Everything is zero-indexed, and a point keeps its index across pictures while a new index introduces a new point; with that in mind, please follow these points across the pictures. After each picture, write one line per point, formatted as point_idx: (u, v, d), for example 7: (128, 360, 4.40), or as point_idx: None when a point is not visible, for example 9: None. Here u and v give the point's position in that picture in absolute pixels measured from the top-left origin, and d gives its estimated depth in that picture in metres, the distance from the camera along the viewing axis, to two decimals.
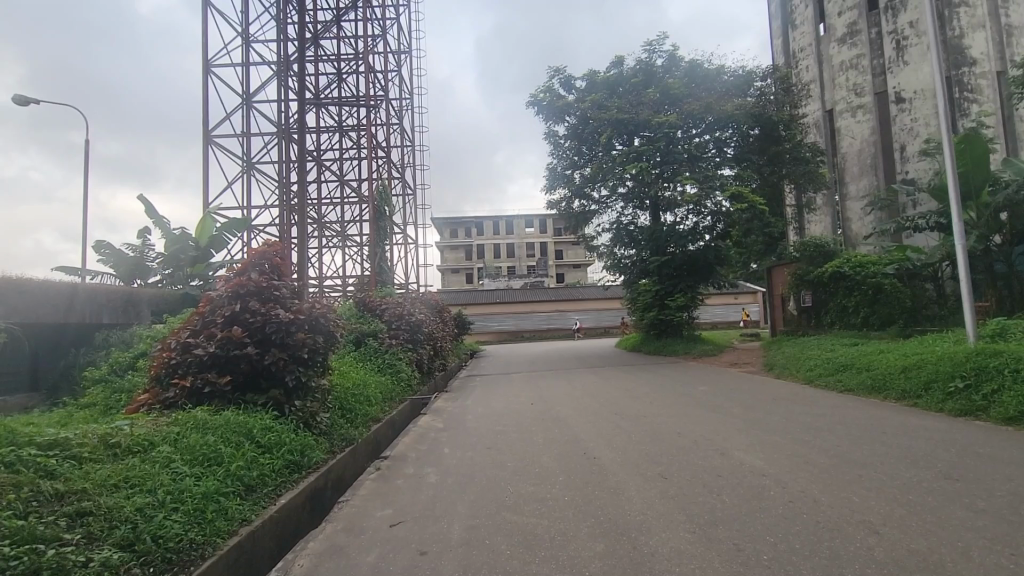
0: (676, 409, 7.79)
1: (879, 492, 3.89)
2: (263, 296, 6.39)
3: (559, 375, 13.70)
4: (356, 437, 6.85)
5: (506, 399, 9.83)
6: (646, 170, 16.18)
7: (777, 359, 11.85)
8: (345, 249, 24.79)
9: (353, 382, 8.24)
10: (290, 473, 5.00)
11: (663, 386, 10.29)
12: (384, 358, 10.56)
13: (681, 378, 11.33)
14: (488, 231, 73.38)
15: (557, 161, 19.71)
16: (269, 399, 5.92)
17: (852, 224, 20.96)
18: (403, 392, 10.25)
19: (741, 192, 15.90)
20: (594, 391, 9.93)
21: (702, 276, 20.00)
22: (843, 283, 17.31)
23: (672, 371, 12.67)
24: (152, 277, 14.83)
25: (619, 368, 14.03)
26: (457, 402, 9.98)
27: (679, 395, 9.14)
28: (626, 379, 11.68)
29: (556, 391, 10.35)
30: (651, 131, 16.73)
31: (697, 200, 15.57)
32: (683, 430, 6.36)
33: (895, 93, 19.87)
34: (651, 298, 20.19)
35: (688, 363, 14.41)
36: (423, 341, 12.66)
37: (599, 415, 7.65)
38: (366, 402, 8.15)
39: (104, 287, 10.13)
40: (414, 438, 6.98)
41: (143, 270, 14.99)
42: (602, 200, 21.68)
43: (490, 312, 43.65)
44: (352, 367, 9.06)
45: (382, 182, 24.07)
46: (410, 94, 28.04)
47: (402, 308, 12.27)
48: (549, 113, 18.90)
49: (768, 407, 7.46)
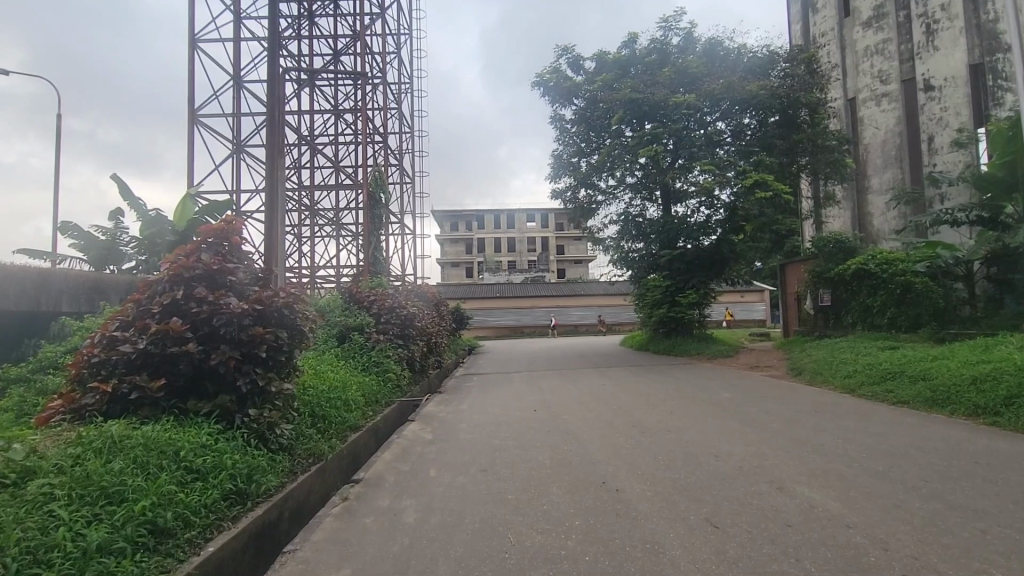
0: (703, 420, 6.70)
1: (1021, 566, 2.83)
2: (214, 282, 5.31)
3: (564, 375, 12.60)
4: (327, 451, 5.75)
5: (504, 404, 8.74)
6: (659, 155, 14.95)
7: (805, 363, 10.79)
8: (339, 239, 23.66)
9: (330, 384, 7.15)
10: (229, 507, 3.91)
11: (682, 391, 9.18)
12: (370, 358, 9.43)
13: (699, 382, 10.24)
14: (490, 225, 72.13)
15: (563, 148, 18.66)
16: (215, 407, 4.83)
17: (874, 220, 19.82)
18: (390, 394, 9.17)
19: (765, 180, 14.33)
20: (605, 397, 8.85)
21: (715, 272, 18.86)
22: (868, 281, 16.23)
23: (687, 374, 11.58)
24: (126, 264, 13.68)
25: (628, 370, 12.93)
26: (451, 406, 8.91)
27: (702, 402, 8.05)
28: (638, 382, 10.58)
29: (561, 396, 9.26)
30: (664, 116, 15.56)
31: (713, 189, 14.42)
32: (720, 450, 5.29)
33: (923, 81, 18.66)
34: (661, 295, 19.00)
35: (702, 364, 13.34)
36: (416, 337, 11.56)
37: (615, 427, 6.55)
38: (344, 408, 7.07)
39: (71, 271, 9.09)
40: (396, 454, 5.88)
41: (117, 255, 13.84)
42: (609, 191, 20.58)
43: (490, 307, 42.54)
44: (331, 366, 7.98)
45: (377, 168, 22.87)
46: (409, 77, 26.92)
47: (393, 300, 11.17)
48: (557, 95, 17.78)
49: (812, 422, 6.38)
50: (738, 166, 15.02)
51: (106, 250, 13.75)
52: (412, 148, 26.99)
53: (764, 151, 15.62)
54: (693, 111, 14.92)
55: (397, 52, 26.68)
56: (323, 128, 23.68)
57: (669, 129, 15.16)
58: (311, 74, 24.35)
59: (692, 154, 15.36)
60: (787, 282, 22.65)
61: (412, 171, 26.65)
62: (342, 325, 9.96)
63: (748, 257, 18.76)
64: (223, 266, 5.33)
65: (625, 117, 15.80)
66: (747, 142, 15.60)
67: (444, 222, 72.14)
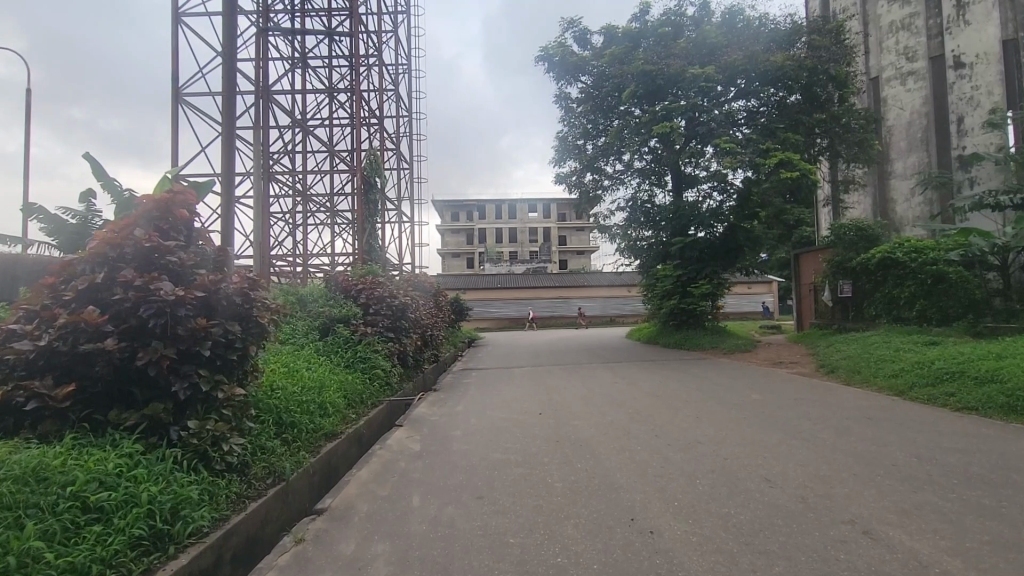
0: (740, 430, 5.71)
1: None
2: (147, 262, 4.31)
3: (569, 371, 11.61)
4: (292, 467, 4.77)
5: (505, 405, 7.79)
6: (676, 132, 13.84)
7: (837, 359, 9.83)
8: (333, 226, 22.61)
9: (302, 385, 6.16)
10: (138, 558, 2.95)
11: (703, 391, 8.20)
12: (355, 354, 8.45)
13: (720, 380, 9.26)
14: (491, 214, 70.92)
15: (568, 130, 17.69)
16: (143, 418, 3.88)
17: (896, 207, 18.74)
18: (378, 394, 8.19)
19: (790, 157, 13.00)
20: (619, 398, 7.85)
21: (728, 261, 17.74)
22: (895, 271, 15.27)
23: (704, 371, 10.62)
24: None
25: (638, 365, 11.97)
26: (446, 408, 7.95)
27: (729, 406, 7.07)
28: (651, 380, 9.60)
29: (567, 396, 8.28)
30: (680, 91, 14.49)
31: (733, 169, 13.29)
32: (771, 472, 4.30)
33: (953, 58, 17.49)
34: (672, 285, 17.87)
35: (720, 359, 12.37)
36: (409, 330, 10.54)
37: (635, 437, 5.58)
38: (319, 413, 6.08)
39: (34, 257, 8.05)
40: (375, 471, 4.91)
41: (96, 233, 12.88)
42: (616, 176, 19.51)
43: (490, 298, 41.57)
44: (307, 365, 6.97)
45: (372, 151, 21.77)
46: (407, 58, 25.85)
47: (383, 289, 10.14)
48: (563, 70, 16.70)
49: (870, 433, 5.41)
50: (758, 142, 13.68)
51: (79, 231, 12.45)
52: (409, 131, 25.92)
53: (791, 127, 14.33)
54: (712, 83, 13.82)
55: (393, 31, 25.55)
56: (316, 109, 22.62)
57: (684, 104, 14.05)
58: (303, 52, 23.20)
59: (711, 130, 14.16)
60: (802, 272, 21.68)
61: (410, 155, 25.61)
62: (326, 316, 8.98)
63: (764, 245, 17.71)
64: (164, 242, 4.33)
65: (638, 91, 14.66)
66: (766, 120, 14.19)
67: (445, 211, 70.82)
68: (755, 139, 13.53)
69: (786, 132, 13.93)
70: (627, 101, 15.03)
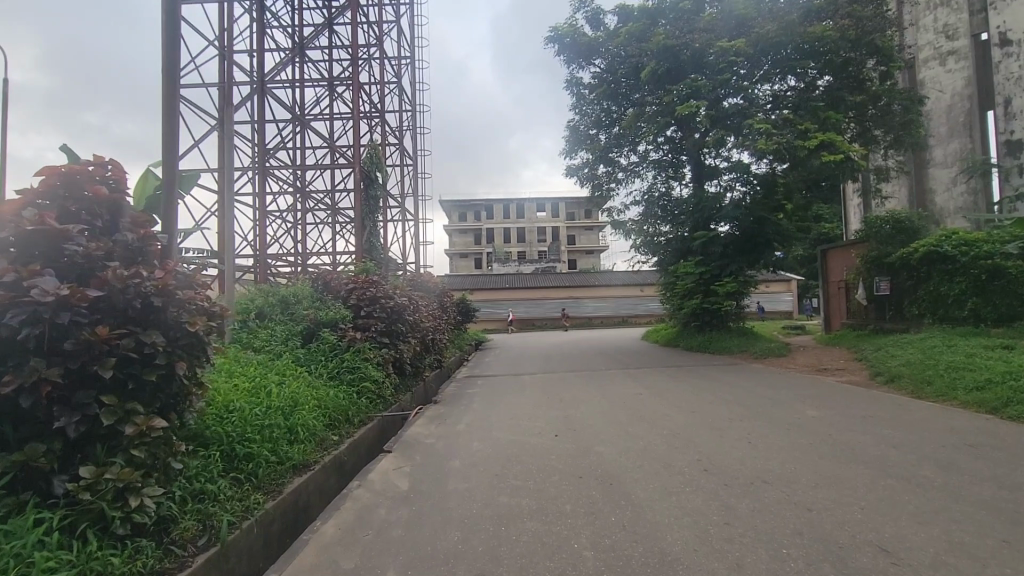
0: (810, 463, 4.53)
1: None
2: (36, 252, 3.28)
3: (584, 380, 10.40)
4: (238, 516, 3.69)
5: (512, 424, 6.65)
6: (700, 113, 12.66)
7: (895, 366, 8.59)
8: (334, 224, 21.63)
9: (264, 407, 5.08)
10: None
11: (745, 407, 7.00)
12: (341, 365, 7.31)
13: (761, 392, 8.04)
14: (499, 214, 69.86)
15: (580, 119, 17.42)
16: (14, 469, 2.83)
17: (936, 197, 17.39)
18: (368, 409, 7.09)
19: (832, 139, 11.74)
20: (648, 415, 6.67)
21: (755, 255, 16.17)
22: (942, 266, 14.00)
23: (737, 379, 9.38)
24: None
25: (661, 372, 10.76)
26: (446, 426, 6.83)
27: (785, 426, 5.86)
28: (680, 391, 8.38)
29: (585, 411, 7.11)
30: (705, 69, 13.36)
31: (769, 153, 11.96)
32: (883, 537, 3.11)
33: (998, 35, 16.03)
34: (694, 283, 16.48)
35: (752, 365, 11.16)
36: (407, 334, 9.36)
37: (680, 473, 4.41)
38: (287, 439, 4.98)
39: None
40: (347, 524, 3.80)
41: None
42: (631, 168, 18.32)
43: (499, 299, 40.52)
44: (277, 381, 5.88)
45: (372, 145, 20.68)
46: (410, 50, 24.98)
47: (378, 289, 8.97)
48: (575, 53, 15.70)
49: (988, 471, 4.19)
50: (794, 122, 12.39)
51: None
52: (412, 125, 24.90)
53: (832, 106, 12.97)
54: (741, 59, 12.62)
55: (396, 21, 24.58)
56: (316, 102, 21.73)
57: (711, 83, 12.87)
58: (301, 42, 22.25)
59: (741, 111, 12.93)
60: (830, 270, 20.34)
61: (413, 150, 24.61)
62: (310, 320, 7.90)
63: (793, 240, 16.37)
64: (57, 224, 3.27)
65: (660, 69, 13.53)
66: (804, 101, 12.84)
67: (452, 212, 69.90)
68: (793, 119, 12.25)
69: (826, 111, 12.61)
70: (646, 81, 13.90)
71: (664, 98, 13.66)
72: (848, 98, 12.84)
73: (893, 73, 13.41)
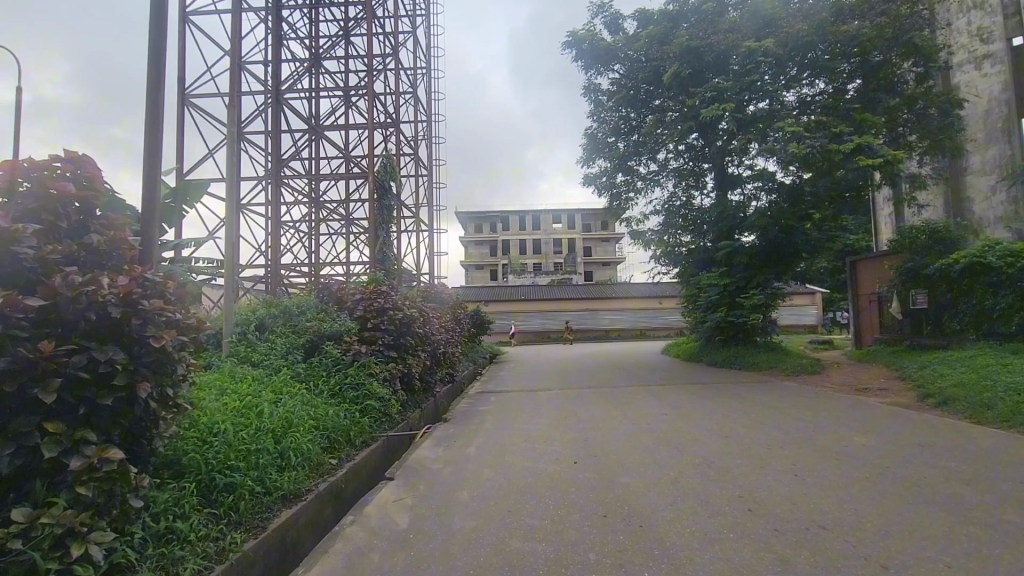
0: (871, 504, 3.90)
1: None
2: None
3: (602, 397, 9.79)
4: (209, 560, 3.22)
5: (526, 447, 6.10)
6: (726, 116, 12.11)
7: (946, 385, 7.84)
8: (348, 234, 21.39)
9: (253, 430, 4.63)
10: None
11: (782, 432, 6.35)
12: (343, 381, 6.84)
13: (797, 414, 7.36)
14: (514, 226, 69.58)
15: (597, 126, 17.04)
16: None
17: (974, 206, 16.48)
18: (371, 428, 6.58)
19: (870, 141, 11.05)
20: (676, 440, 6.05)
21: (782, 267, 15.41)
22: (986, 278, 13.38)
23: (769, 399, 8.68)
24: None
25: (685, 390, 10.09)
26: (455, 449, 6.29)
27: (833, 456, 5.21)
28: (708, 412, 7.74)
29: (605, 434, 6.52)
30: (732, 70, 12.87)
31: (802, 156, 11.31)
32: None
33: None
34: (718, 296, 15.72)
35: (783, 383, 10.44)
36: (416, 348, 8.84)
37: (718, 514, 3.82)
38: (277, 465, 4.50)
39: None
40: (332, 571, 3.29)
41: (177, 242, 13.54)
42: (650, 176, 17.77)
43: (514, 311, 40.00)
44: (271, 400, 5.43)
45: (386, 155, 20.44)
46: (426, 60, 25.03)
47: (385, 300, 8.49)
48: (593, 59, 15.31)
49: None
50: (826, 125, 11.75)
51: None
52: (427, 135, 24.70)
53: (867, 108, 12.27)
54: (771, 58, 12.06)
55: (411, 32, 24.56)
56: (331, 112, 21.70)
57: (737, 84, 12.39)
58: (316, 52, 22.20)
59: (768, 115, 12.34)
60: (860, 282, 19.48)
61: (428, 160, 24.41)
62: (312, 333, 7.46)
63: (822, 251, 15.61)
64: (6, 223, 2.90)
65: (684, 70, 13.11)
66: (838, 103, 12.17)
67: (467, 223, 69.84)
68: (826, 121, 11.62)
69: (861, 113, 11.96)
70: (668, 84, 13.48)
71: (688, 101, 13.13)
72: (883, 99, 12.15)
73: (932, 73, 12.68)
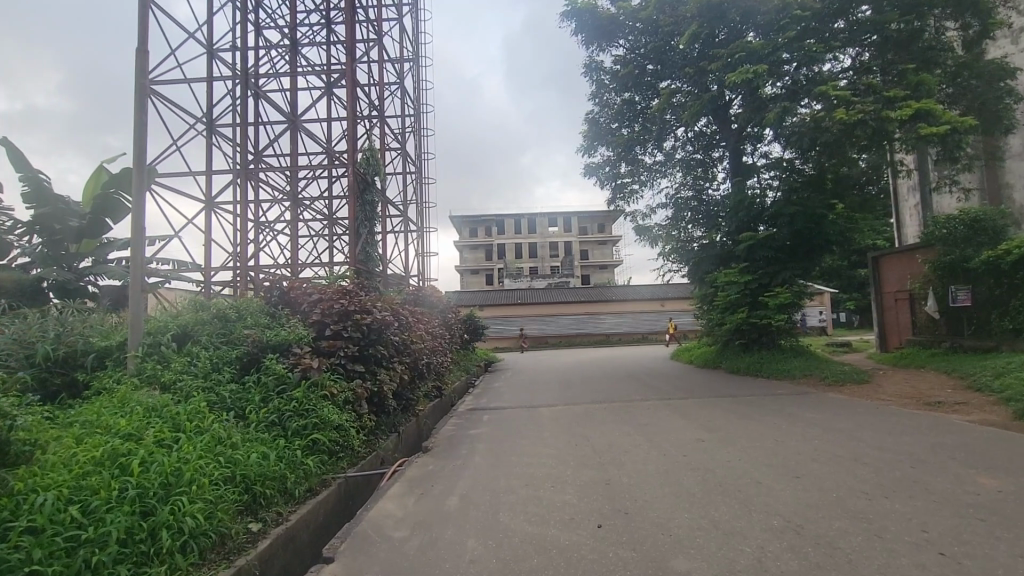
0: None
1: None
2: None
3: (616, 415, 8.14)
4: None
5: (529, 497, 4.48)
6: (758, 79, 10.63)
7: None
8: (330, 234, 19.72)
9: (104, 501, 3.00)
10: None
11: (873, 470, 4.73)
12: (283, 409, 5.17)
13: (878, 441, 5.73)
14: (510, 229, 68.13)
15: (598, 111, 15.63)
16: None
17: (1015, 192, 14.96)
18: (319, 471, 4.91)
19: (931, 107, 9.57)
20: (733, 487, 4.42)
21: (809, 262, 13.83)
22: None
23: (826, 417, 7.05)
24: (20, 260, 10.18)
25: (715, 405, 8.45)
26: (431, 498, 4.65)
27: (973, 517, 3.61)
28: (757, 438, 6.11)
29: (633, 476, 4.89)
30: (761, 31, 11.50)
31: (852, 118, 9.87)
32: None
33: None
34: (738, 295, 14.08)
35: (828, 395, 8.84)
36: (390, 359, 7.16)
37: None
38: (135, 555, 2.86)
39: None
40: None
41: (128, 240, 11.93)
42: (656, 167, 16.25)
43: (510, 316, 38.38)
44: (160, 443, 3.80)
45: (370, 148, 18.81)
46: (414, 51, 23.74)
47: (349, 300, 6.81)
48: (595, 32, 14.06)
49: None
50: (876, 90, 10.32)
51: (67, 251, 10.63)
52: (416, 128, 23.19)
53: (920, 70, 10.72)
54: (807, 12, 10.89)
55: (398, 21, 23.22)
56: (312, 104, 20.28)
57: (770, 44, 11.01)
58: (293, 38, 20.56)
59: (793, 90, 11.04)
60: (884, 279, 17.94)
61: (416, 156, 22.85)
62: (250, 342, 5.79)
63: (851, 244, 14.06)
64: None
65: (703, 32, 11.90)
66: (882, 62, 10.78)
67: (462, 227, 68.17)
68: (876, 85, 10.17)
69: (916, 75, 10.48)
70: (685, 46, 12.21)
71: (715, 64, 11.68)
72: (936, 59, 10.71)
73: (992, 30, 11.29)
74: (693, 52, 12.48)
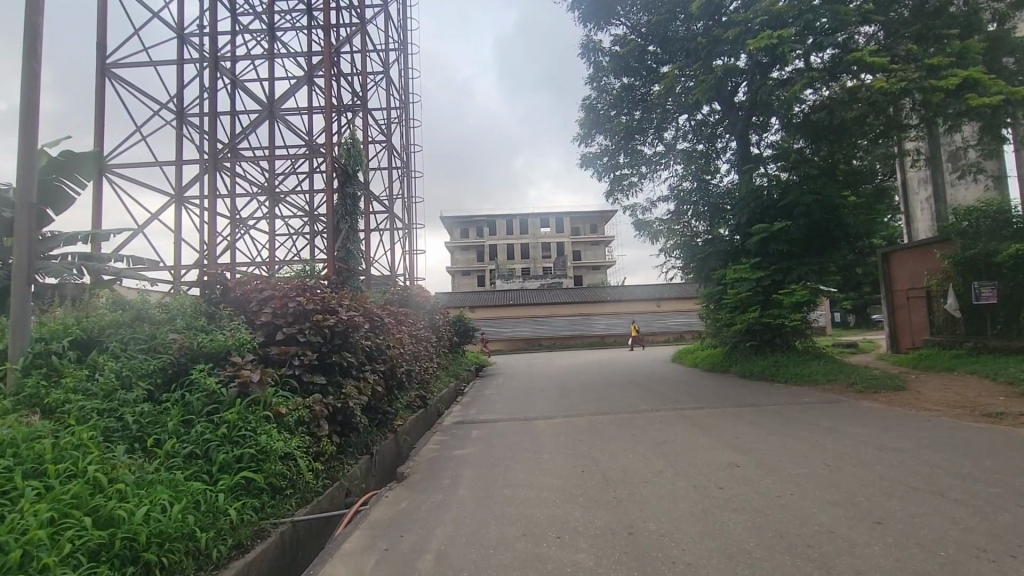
0: None
1: None
2: None
3: (626, 431, 7.02)
4: None
5: (531, 554, 3.39)
6: (780, 46, 9.71)
7: None
8: (311, 232, 18.53)
9: None
10: None
11: (973, 513, 3.69)
12: (208, 438, 4.02)
13: (956, 468, 4.68)
14: (501, 230, 67.04)
15: (596, 96, 14.57)
16: None
17: None
18: (252, 517, 3.76)
19: (981, 75, 8.81)
20: (802, 540, 3.35)
21: (825, 256, 12.86)
22: None
23: (875, 433, 6.00)
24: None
25: (737, 417, 7.38)
26: (401, 556, 3.52)
27: None
28: (804, 462, 5.02)
29: (662, 520, 3.80)
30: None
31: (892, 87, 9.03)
32: None
33: None
34: (749, 293, 13.04)
35: (863, 405, 7.81)
36: (360, 368, 5.98)
37: None
38: None
39: None
40: None
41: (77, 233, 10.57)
42: (656, 158, 15.18)
43: (502, 318, 37.23)
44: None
45: (352, 139, 17.62)
46: (401, 38, 22.58)
47: (308, 298, 5.61)
48: (592, 7, 13.07)
49: None
50: (917, 56, 9.52)
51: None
52: (402, 120, 22.02)
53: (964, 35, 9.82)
54: None
55: (384, 6, 22.04)
56: (291, 91, 19.05)
57: (797, 4, 10.05)
58: (270, 22, 19.25)
59: (835, 63, 10.49)
60: (895, 276, 16.97)
61: (402, 149, 21.68)
62: (177, 349, 4.60)
63: (869, 238, 13.11)
64: None
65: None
66: (913, 31, 9.89)
67: (453, 228, 67.06)
68: (918, 51, 9.40)
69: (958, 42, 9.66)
70: (696, 15, 11.28)
71: (729, 34, 10.69)
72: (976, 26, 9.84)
73: None
74: (705, 21, 11.54)
